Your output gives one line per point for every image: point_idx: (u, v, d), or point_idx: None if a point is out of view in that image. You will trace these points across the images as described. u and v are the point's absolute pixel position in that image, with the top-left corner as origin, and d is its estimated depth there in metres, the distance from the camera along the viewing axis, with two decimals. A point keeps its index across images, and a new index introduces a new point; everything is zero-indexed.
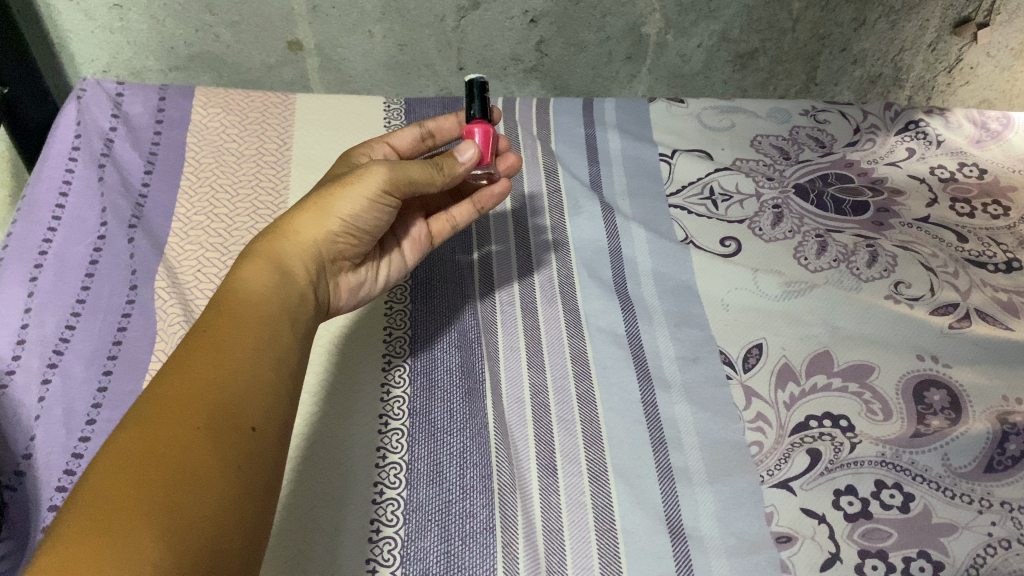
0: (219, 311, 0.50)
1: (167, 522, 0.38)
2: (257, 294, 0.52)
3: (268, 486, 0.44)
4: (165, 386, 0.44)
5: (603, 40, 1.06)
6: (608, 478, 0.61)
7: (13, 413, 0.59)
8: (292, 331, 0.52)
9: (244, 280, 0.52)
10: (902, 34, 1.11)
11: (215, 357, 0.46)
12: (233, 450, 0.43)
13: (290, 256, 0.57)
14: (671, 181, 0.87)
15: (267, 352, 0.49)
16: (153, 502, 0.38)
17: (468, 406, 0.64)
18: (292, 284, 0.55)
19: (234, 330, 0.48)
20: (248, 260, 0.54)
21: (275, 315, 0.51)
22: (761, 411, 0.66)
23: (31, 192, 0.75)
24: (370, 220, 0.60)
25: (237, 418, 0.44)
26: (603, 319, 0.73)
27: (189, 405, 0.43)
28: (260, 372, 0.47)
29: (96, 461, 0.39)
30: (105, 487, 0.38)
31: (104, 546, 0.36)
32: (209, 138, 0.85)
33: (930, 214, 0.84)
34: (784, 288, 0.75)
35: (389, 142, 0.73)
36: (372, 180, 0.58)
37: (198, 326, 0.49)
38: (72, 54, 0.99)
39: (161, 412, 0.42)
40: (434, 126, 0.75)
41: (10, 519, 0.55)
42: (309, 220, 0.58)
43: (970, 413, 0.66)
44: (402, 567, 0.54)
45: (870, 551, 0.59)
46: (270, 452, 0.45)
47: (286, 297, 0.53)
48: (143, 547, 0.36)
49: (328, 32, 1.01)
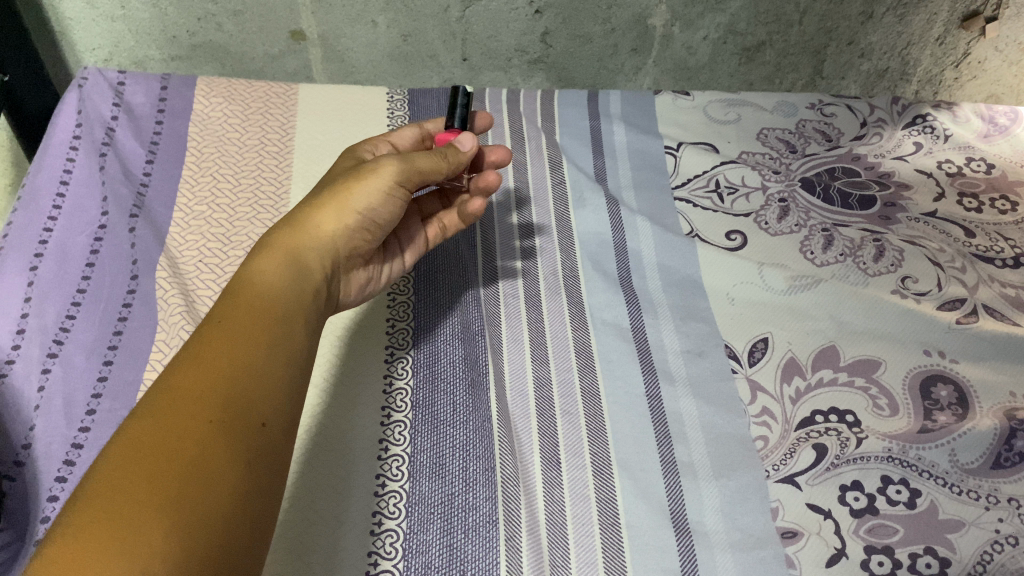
0: (233, 302, 0.49)
1: (176, 516, 0.37)
2: (276, 288, 0.51)
3: (276, 480, 0.43)
4: (178, 375, 0.43)
5: (608, 32, 1.06)
6: (612, 472, 0.60)
7: (13, 403, 0.59)
8: (304, 324, 0.51)
9: (263, 272, 0.52)
10: (910, 27, 1.10)
11: (227, 348, 0.45)
12: (244, 444, 0.42)
13: (307, 249, 0.56)
14: (676, 174, 0.87)
15: (279, 345, 0.48)
16: (164, 495, 0.37)
17: (471, 398, 0.64)
18: (309, 277, 0.54)
19: (247, 321, 0.48)
20: (267, 252, 0.53)
21: (290, 310, 0.51)
22: (766, 406, 0.66)
23: (32, 181, 0.74)
24: (384, 213, 0.61)
25: (248, 411, 0.43)
26: (608, 312, 0.72)
27: (200, 397, 0.42)
28: (271, 365, 0.46)
29: (108, 451, 0.39)
30: (115, 479, 0.37)
31: (114, 539, 0.35)
32: (211, 128, 0.84)
33: (937, 209, 0.84)
34: (790, 282, 0.75)
35: (391, 140, 0.71)
36: (388, 172, 0.59)
37: (211, 317, 0.48)
38: (73, 41, 0.98)
39: (173, 403, 0.41)
40: (432, 128, 0.74)
41: (9, 509, 0.54)
42: (327, 212, 0.58)
43: (977, 408, 0.66)
44: (404, 560, 0.54)
45: (876, 547, 0.58)
46: (279, 446, 0.44)
47: (304, 290, 0.53)
48: (153, 541, 0.36)
49: (332, 22, 1.00)
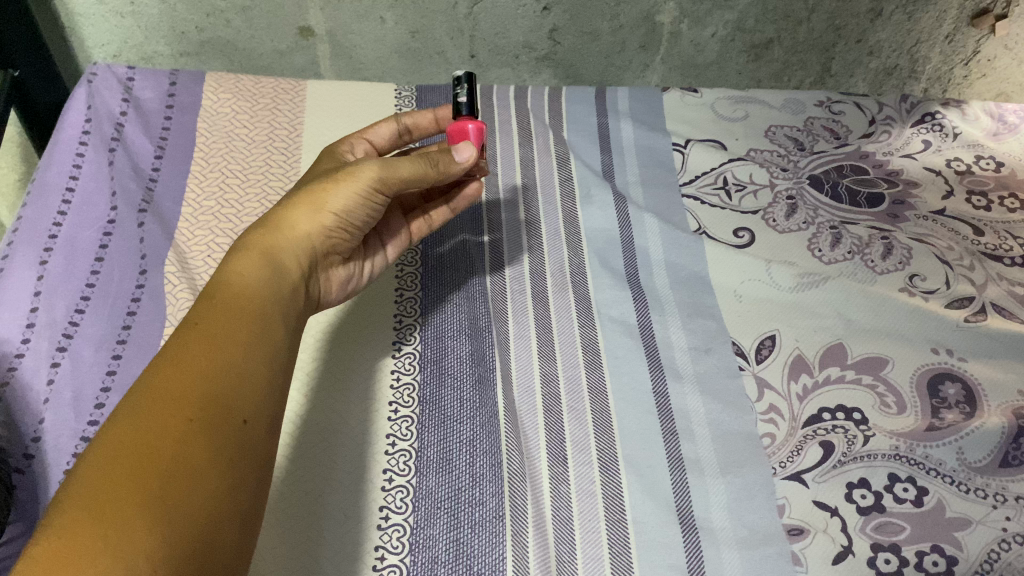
0: (212, 303, 0.49)
1: (161, 513, 0.37)
2: (251, 289, 0.51)
3: (263, 478, 0.43)
4: (157, 377, 0.43)
5: (617, 28, 1.06)
6: (619, 468, 0.60)
7: (22, 396, 0.59)
8: (285, 323, 0.51)
9: (238, 273, 0.51)
10: (919, 25, 1.10)
11: (210, 349, 0.45)
12: (229, 443, 0.42)
13: (283, 249, 0.55)
14: (684, 171, 0.87)
15: (263, 346, 0.48)
16: (148, 494, 0.38)
17: (479, 394, 0.64)
18: (282, 276, 0.54)
19: (229, 322, 0.48)
20: (243, 252, 0.53)
21: (268, 310, 0.50)
22: (774, 403, 0.66)
23: (42, 176, 0.75)
24: (361, 216, 0.60)
25: (230, 410, 0.43)
26: (615, 309, 0.72)
27: (180, 398, 0.42)
28: (257, 366, 0.47)
29: (88, 454, 0.39)
30: (98, 480, 0.37)
31: (100, 537, 0.35)
32: (221, 124, 0.85)
33: (946, 207, 0.84)
34: (798, 280, 0.75)
35: (367, 137, 0.71)
36: (366, 178, 0.58)
37: (190, 318, 0.48)
38: (83, 37, 0.98)
39: (153, 405, 0.41)
40: (410, 121, 0.73)
41: (19, 500, 0.55)
42: (303, 211, 0.57)
43: (986, 406, 0.66)
44: (411, 554, 0.54)
45: (882, 545, 0.58)
46: (262, 442, 0.44)
47: (279, 294, 0.52)
48: (140, 539, 0.36)
49: (340, 18, 1.01)
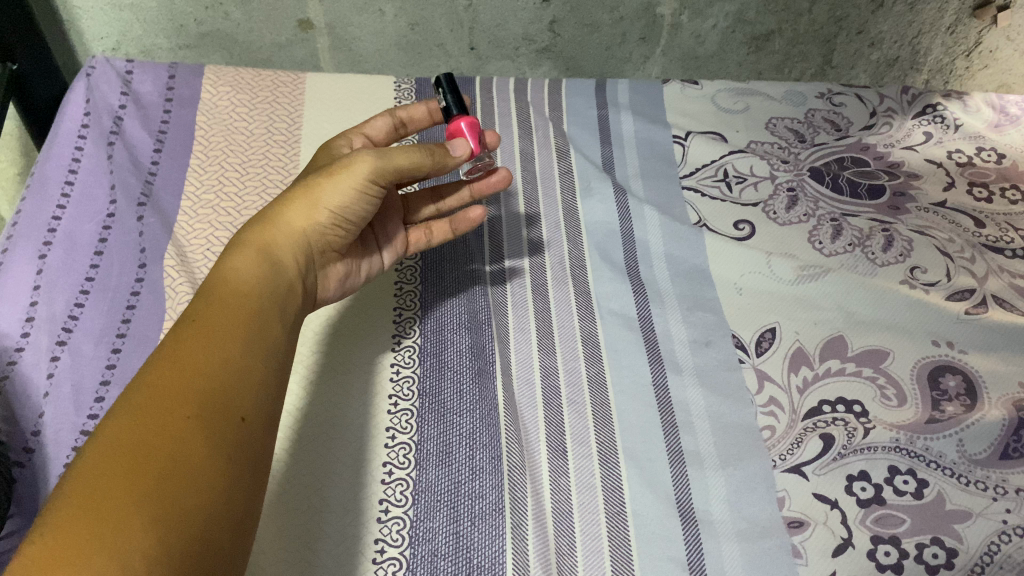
0: (209, 301, 0.48)
1: (158, 510, 0.37)
2: (248, 285, 0.50)
3: (259, 472, 0.43)
4: (154, 376, 0.43)
5: (616, 20, 1.05)
6: (618, 461, 0.60)
7: (23, 390, 0.59)
8: (281, 322, 0.51)
9: (237, 269, 0.51)
10: (921, 16, 1.09)
11: (207, 346, 0.45)
12: (226, 439, 0.42)
13: (279, 245, 0.55)
14: (684, 163, 0.86)
15: (257, 343, 0.48)
16: (143, 491, 0.38)
17: (478, 387, 0.64)
18: (283, 275, 0.54)
19: (226, 318, 0.47)
20: (239, 249, 0.53)
21: (263, 306, 0.50)
22: (773, 396, 0.66)
23: (40, 170, 0.75)
24: (358, 209, 0.59)
25: (228, 406, 0.43)
26: (616, 302, 0.72)
27: (177, 395, 0.42)
28: (254, 363, 0.46)
29: (84, 453, 0.39)
30: (94, 479, 0.37)
31: (95, 535, 0.35)
32: (220, 117, 0.84)
33: (947, 199, 0.83)
34: (798, 273, 0.74)
35: (364, 132, 0.71)
36: (361, 172, 0.57)
37: (187, 316, 0.47)
38: (82, 30, 0.98)
39: (149, 403, 0.41)
40: (405, 114, 0.72)
41: (18, 494, 0.55)
42: (299, 208, 0.57)
43: (987, 399, 0.66)
44: (411, 547, 0.54)
45: (882, 537, 0.58)
46: (260, 440, 0.44)
47: (277, 289, 0.52)
48: (134, 536, 0.36)
49: (339, 10, 1.00)
